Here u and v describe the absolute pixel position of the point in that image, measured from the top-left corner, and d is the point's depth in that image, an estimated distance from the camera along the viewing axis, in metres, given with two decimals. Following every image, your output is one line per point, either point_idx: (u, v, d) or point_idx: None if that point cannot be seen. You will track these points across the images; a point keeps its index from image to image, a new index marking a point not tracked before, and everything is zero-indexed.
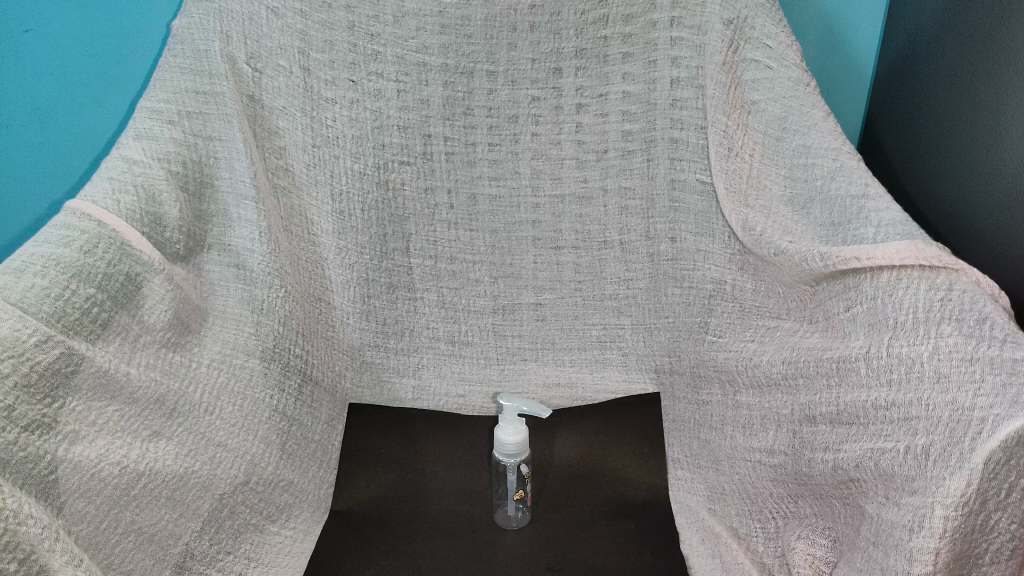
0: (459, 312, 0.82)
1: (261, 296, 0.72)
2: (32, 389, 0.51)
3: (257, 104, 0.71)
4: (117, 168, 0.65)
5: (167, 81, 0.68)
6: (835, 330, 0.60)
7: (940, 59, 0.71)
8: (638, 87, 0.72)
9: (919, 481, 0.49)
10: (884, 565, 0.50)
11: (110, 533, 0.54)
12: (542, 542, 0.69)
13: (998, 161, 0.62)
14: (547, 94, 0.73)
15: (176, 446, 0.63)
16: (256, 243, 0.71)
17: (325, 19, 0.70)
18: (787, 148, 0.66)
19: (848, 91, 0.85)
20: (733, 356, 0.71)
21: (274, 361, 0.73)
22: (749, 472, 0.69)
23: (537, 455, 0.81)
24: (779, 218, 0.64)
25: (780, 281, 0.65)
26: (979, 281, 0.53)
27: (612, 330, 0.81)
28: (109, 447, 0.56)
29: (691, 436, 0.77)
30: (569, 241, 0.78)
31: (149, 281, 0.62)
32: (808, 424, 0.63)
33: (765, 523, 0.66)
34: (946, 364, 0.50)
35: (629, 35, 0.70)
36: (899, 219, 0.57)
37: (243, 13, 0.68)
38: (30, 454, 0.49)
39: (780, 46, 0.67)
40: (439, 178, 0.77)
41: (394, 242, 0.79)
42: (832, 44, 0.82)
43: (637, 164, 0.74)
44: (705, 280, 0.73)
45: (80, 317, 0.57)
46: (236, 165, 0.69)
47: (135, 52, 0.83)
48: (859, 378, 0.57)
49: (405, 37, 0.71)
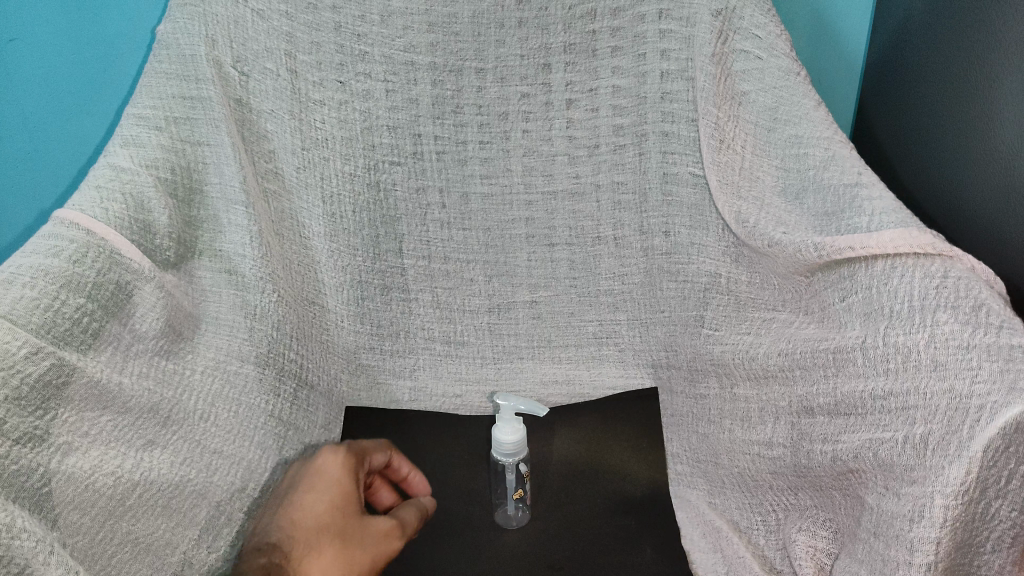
0: (454, 311, 0.81)
1: (253, 301, 0.72)
2: (23, 401, 0.51)
3: (246, 108, 0.71)
4: (105, 176, 0.64)
5: (152, 87, 0.67)
6: (830, 321, 0.59)
7: (931, 43, 0.70)
8: (627, 80, 0.71)
9: (918, 471, 0.49)
10: (885, 556, 0.50)
11: (106, 544, 0.54)
12: (543, 540, 0.69)
13: (991, 146, 0.62)
14: (537, 91, 0.73)
15: (171, 454, 0.63)
16: (247, 248, 0.71)
17: (312, 20, 0.70)
18: (779, 139, 0.65)
19: (839, 81, 0.85)
20: (730, 349, 0.70)
21: (269, 366, 0.73)
22: (749, 464, 0.68)
23: (535, 454, 0.79)
24: (772, 209, 0.64)
25: (774, 272, 0.64)
26: (973, 267, 0.52)
27: (608, 326, 0.81)
28: (103, 458, 0.56)
29: (690, 430, 0.76)
30: (563, 238, 0.78)
31: (140, 289, 0.62)
32: (806, 415, 0.62)
33: (765, 516, 0.66)
34: (943, 352, 0.49)
35: (618, 29, 0.69)
36: (892, 207, 0.56)
37: (227, 16, 0.68)
38: (24, 467, 0.50)
39: (770, 36, 0.66)
40: (431, 178, 0.77)
41: (387, 242, 0.78)
42: (821, 33, 0.81)
43: (629, 158, 0.74)
44: (700, 273, 0.72)
45: (70, 328, 0.56)
46: (225, 169, 0.69)
47: (122, 56, 0.82)
48: (857, 368, 0.56)
49: (392, 36, 0.71)
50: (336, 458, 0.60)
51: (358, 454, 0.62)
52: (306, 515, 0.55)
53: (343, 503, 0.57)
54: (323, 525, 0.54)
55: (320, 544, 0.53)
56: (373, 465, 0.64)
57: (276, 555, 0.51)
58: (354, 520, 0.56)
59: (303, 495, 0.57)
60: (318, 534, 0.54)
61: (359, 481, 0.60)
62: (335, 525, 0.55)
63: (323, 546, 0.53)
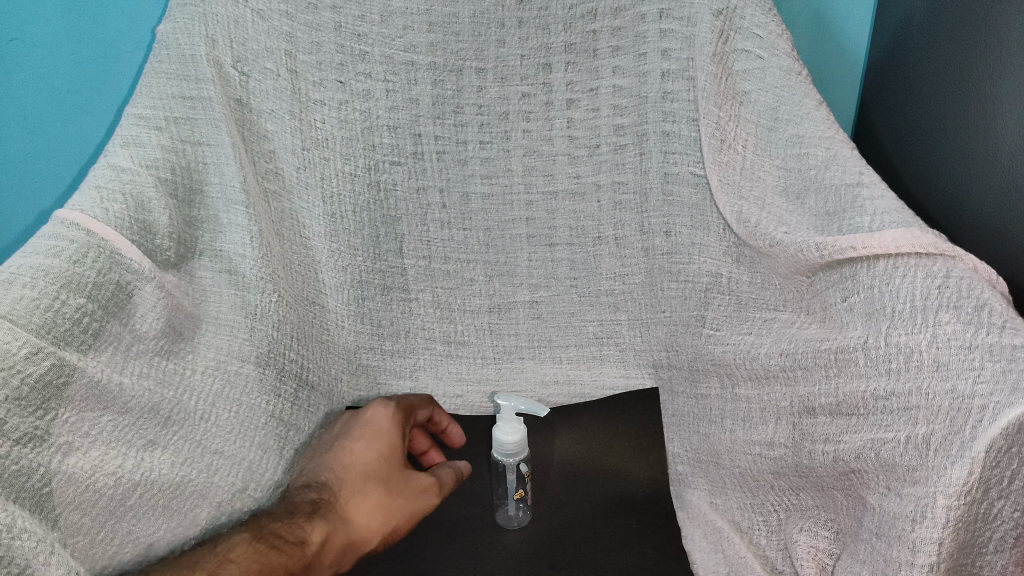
0: (455, 312, 0.81)
1: (253, 301, 0.71)
2: (23, 402, 0.52)
3: (246, 108, 0.71)
4: (105, 176, 0.64)
5: (152, 87, 0.67)
6: (831, 321, 0.59)
7: (932, 42, 0.70)
8: (628, 80, 0.71)
9: (920, 471, 0.49)
10: (887, 557, 0.50)
11: (106, 545, 0.56)
12: (544, 540, 0.69)
13: (994, 146, 0.61)
14: (537, 90, 0.73)
15: (172, 454, 0.63)
16: (248, 248, 0.70)
17: (312, 20, 0.70)
18: (780, 138, 0.65)
19: (840, 81, 0.84)
20: (731, 350, 0.70)
21: (270, 366, 0.72)
22: (750, 465, 0.68)
23: (537, 453, 0.79)
24: (773, 209, 0.64)
25: (776, 272, 0.64)
26: (977, 267, 0.52)
27: (608, 326, 0.80)
28: (104, 458, 0.57)
29: (691, 430, 0.76)
30: (564, 238, 0.78)
31: (140, 289, 0.62)
32: (807, 416, 0.61)
33: (766, 517, 0.66)
34: (945, 352, 0.49)
35: (618, 28, 0.69)
36: (894, 207, 0.56)
37: (227, 17, 0.68)
38: (24, 467, 0.50)
39: (771, 35, 0.65)
40: (431, 178, 0.76)
41: (387, 242, 0.78)
42: (823, 31, 0.81)
43: (630, 159, 0.73)
44: (701, 273, 0.72)
45: (71, 328, 0.56)
46: (225, 169, 0.69)
47: (121, 57, 0.82)
48: (858, 368, 0.56)
49: (392, 36, 0.71)
50: (387, 411, 0.69)
51: (405, 408, 0.71)
52: (355, 460, 0.63)
53: (388, 455, 0.64)
54: (370, 471, 0.62)
55: (366, 488, 0.61)
56: (418, 418, 0.73)
57: (331, 487, 0.60)
58: (397, 471, 0.64)
59: (353, 444, 0.65)
60: (365, 480, 0.61)
61: (403, 433, 0.68)
62: (380, 473, 0.62)
63: (369, 491, 0.61)
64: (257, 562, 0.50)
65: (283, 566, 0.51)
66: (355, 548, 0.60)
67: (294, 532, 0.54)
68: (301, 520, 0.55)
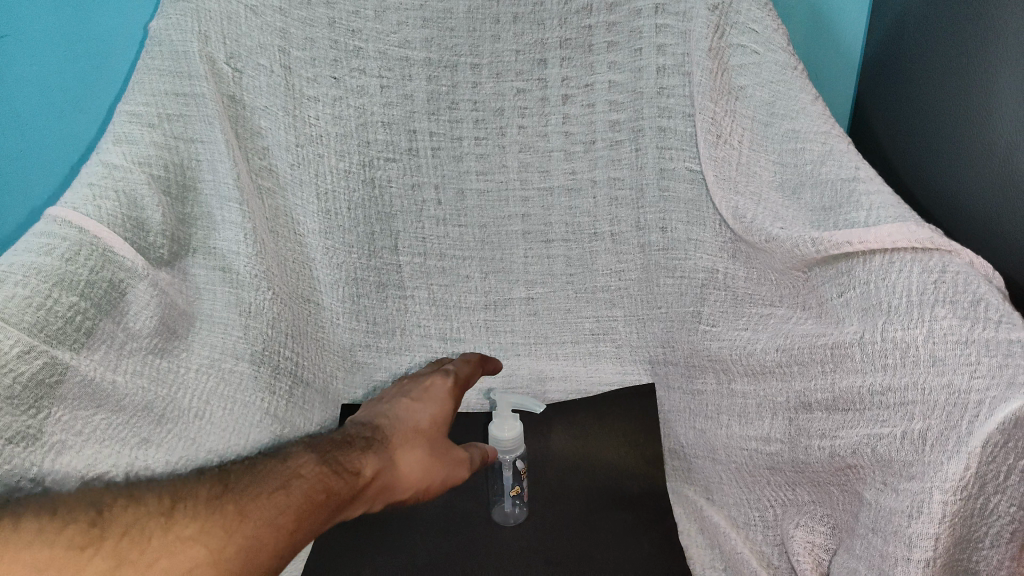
0: (450, 309, 0.81)
1: (248, 298, 0.71)
2: (15, 401, 0.52)
3: (239, 105, 0.71)
4: (97, 173, 0.63)
5: (145, 84, 0.67)
6: (828, 315, 0.59)
7: (928, 36, 0.69)
8: (624, 75, 0.70)
9: (916, 466, 0.49)
10: (884, 551, 0.51)
11: None
12: (542, 535, 0.70)
13: (990, 140, 0.61)
14: (532, 86, 0.72)
15: (166, 453, 0.63)
16: (242, 245, 0.70)
17: (305, 16, 0.69)
18: (776, 133, 0.64)
19: (837, 77, 0.84)
20: (727, 346, 0.69)
21: (263, 364, 0.71)
22: (747, 460, 0.68)
23: (532, 451, 0.77)
24: (769, 204, 0.63)
25: (771, 268, 0.64)
26: (972, 262, 0.52)
27: (604, 322, 0.80)
28: (97, 457, 0.58)
29: (686, 427, 0.76)
30: (559, 234, 0.78)
31: (133, 287, 0.61)
32: (804, 412, 0.61)
33: (763, 512, 0.67)
34: (941, 347, 0.49)
35: (613, 23, 0.69)
36: (890, 201, 0.56)
37: (220, 12, 0.67)
38: (16, 467, 0.52)
39: (767, 30, 0.65)
40: (427, 174, 0.76)
41: (382, 239, 0.78)
42: (819, 27, 0.81)
43: (626, 154, 0.73)
44: (697, 269, 0.71)
45: (63, 326, 0.56)
46: (219, 166, 0.68)
47: (112, 55, 0.81)
48: (854, 364, 0.56)
49: (387, 32, 0.70)
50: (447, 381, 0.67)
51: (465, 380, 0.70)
52: (411, 417, 0.62)
53: (442, 421, 0.63)
54: (422, 429, 0.61)
55: (415, 443, 0.60)
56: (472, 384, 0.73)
57: (382, 432, 0.60)
58: (444, 437, 0.62)
59: (411, 402, 0.64)
60: (416, 436, 0.60)
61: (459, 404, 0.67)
62: (431, 434, 0.61)
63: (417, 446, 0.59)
64: (320, 485, 0.51)
65: (338, 494, 0.52)
66: (388, 499, 0.57)
67: (351, 462, 0.55)
68: (357, 453, 0.56)
